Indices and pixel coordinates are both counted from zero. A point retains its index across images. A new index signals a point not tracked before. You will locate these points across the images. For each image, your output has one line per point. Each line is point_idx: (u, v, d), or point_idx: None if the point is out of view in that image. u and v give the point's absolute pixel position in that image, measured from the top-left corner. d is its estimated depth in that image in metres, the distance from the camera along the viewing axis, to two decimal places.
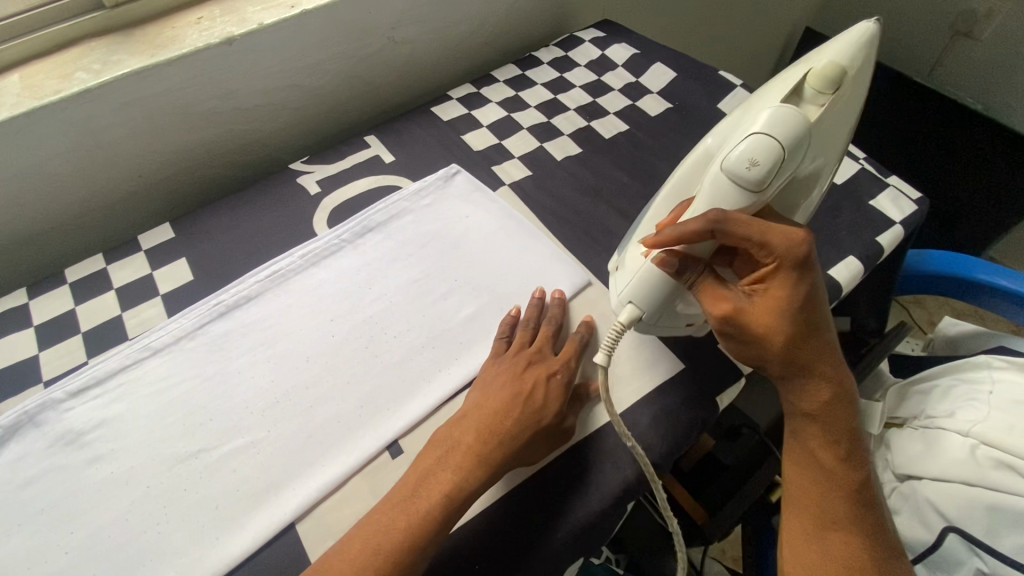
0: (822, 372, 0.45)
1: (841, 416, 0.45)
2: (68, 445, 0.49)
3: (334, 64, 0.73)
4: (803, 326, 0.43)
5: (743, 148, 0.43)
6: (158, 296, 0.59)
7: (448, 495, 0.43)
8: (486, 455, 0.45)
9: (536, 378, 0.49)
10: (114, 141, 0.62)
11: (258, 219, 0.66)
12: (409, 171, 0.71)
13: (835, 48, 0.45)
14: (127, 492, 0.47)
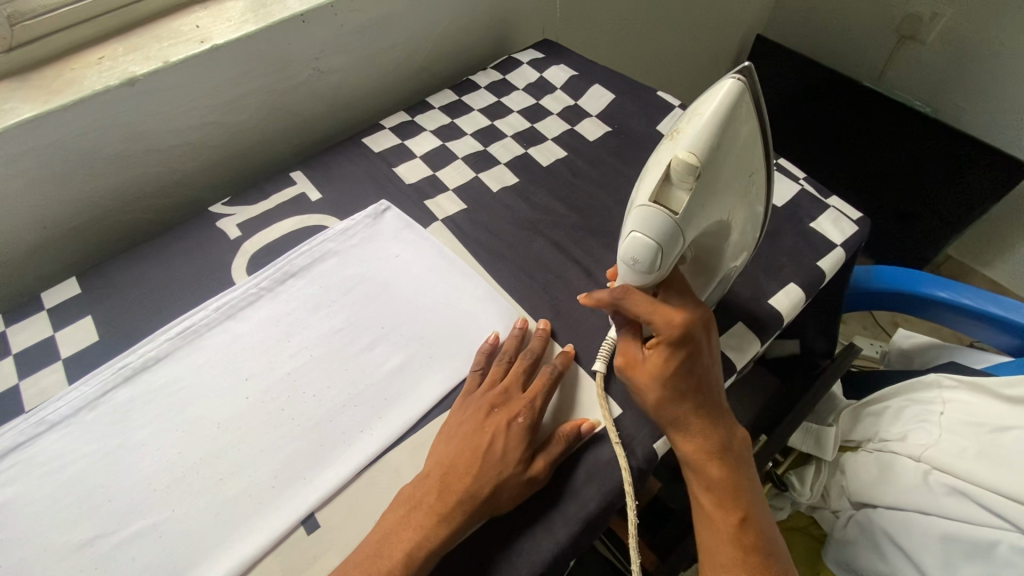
0: (705, 430, 0.44)
1: (726, 470, 0.44)
2: None
3: (256, 99, 0.70)
4: (680, 391, 0.43)
5: (625, 245, 0.41)
6: (59, 361, 0.55)
7: (408, 555, 0.41)
8: (446, 513, 0.42)
9: (495, 423, 0.46)
10: (9, 194, 0.58)
11: (174, 269, 0.62)
12: (337, 210, 0.68)
13: (699, 121, 0.37)
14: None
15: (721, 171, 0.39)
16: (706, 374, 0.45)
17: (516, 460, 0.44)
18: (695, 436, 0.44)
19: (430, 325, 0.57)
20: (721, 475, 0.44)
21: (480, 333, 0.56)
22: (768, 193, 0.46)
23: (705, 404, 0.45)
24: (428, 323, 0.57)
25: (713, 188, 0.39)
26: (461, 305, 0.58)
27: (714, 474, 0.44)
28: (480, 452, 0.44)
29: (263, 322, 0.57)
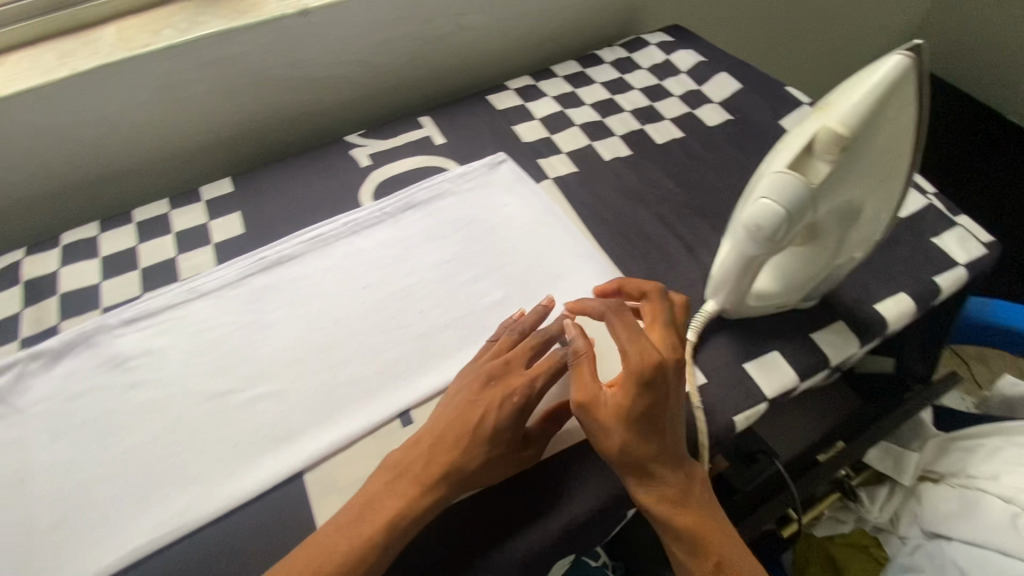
0: (671, 475, 0.44)
1: (693, 512, 0.44)
2: (115, 369, 0.53)
3: (401, 44, 0.75)
4: (641, 428, 0.43)
5: (751, 210, 0.42)
6: (210, 245, 0.63)
7: (390, 523, 0.41)
8: (429, 486, 0.42)
9: (491, 403, 0.45)
10: (191, 96, 0.67)
11: (311, 184, 0.69)
12: (457, 155, 0.72)
13: (852, 98, 0.38)
14: (159, 420, 0.50)
15: (862, 152, 0.39)
16: (668, 414, 0.44)
17: (512, 438, 0.45)
18: (664, 483, 0.44)
19: (529, 272, 0.60)
20: (690, 519, 0.44)
21: (577, 286, 0.58)
22: (903, 194, 0.46)
23: (670, 449, 0.44)
24: (528, 269, 0.60)
25: (849, 168, 0.40)
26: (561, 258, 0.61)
27: (682, 520, 0.44)
28: (468, 432, 0.44)
29: (381, 243, 0.63)
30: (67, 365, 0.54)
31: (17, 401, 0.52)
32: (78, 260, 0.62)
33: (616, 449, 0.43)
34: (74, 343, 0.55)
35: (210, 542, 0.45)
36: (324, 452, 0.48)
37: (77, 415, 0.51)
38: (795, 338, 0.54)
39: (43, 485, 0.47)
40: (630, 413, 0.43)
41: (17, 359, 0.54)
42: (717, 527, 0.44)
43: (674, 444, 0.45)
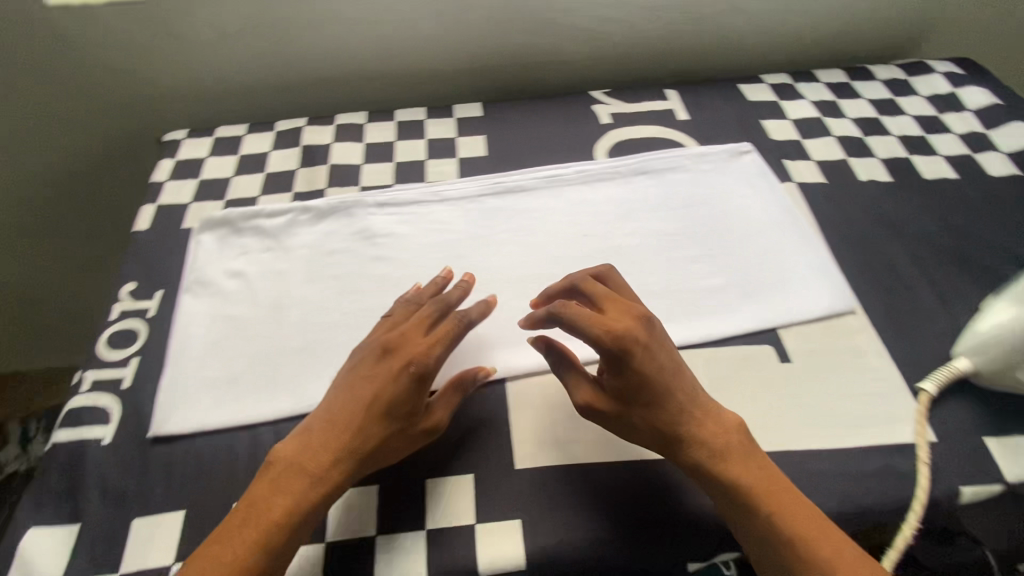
0: (701, 437, 0.41)
1: (738, 468, 0.40)
2: (364, 240, 0.60)
3: (672, 15, 0.75)
4: (641, 399, 0.42)
5: None
6: (455, 158, 0.68)
7: (287, 517, 0.38)
8: (336, 474, 0.40)
9: (395, 384, 0.42)
10: (474, 20, 0.72)
11: (553, 127, 0.71)
12: (699, 135, 0.70)
13: None
14: (392, 295, 0.56)
15: None
16: (660, 379, 0.42)
17: (418, 414, 0.43)
18: (694, 446, 0.41)
19: (757, 268, 0.57)
20: (734, 476, 0.40)
21: (805, 295, 0.55)
22: None
23: (693, 408, 0.42)
24: (757, 265, 0.57)
25: None
26: (794, 265, 0.57)
27: (731, 472, 0.40)
28: (378, 411, 0.41)
29: (609, 198, 0.63)
30: (328, 224, 0.61)
31: (285, 242, 0.60)
32: (347, 140, 0.70)
33: (647, 431, 0.42)
34: (336, 209, 0.62)
35: None
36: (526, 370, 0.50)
37: (326, 269, 0.58)
38: None
39: (292, 317, 0.54)
40: (631, 395, 0.42)
41: (291, 207, 0.62)
42: (769, 480, 0.40)
43: (684, 407, 0.42)
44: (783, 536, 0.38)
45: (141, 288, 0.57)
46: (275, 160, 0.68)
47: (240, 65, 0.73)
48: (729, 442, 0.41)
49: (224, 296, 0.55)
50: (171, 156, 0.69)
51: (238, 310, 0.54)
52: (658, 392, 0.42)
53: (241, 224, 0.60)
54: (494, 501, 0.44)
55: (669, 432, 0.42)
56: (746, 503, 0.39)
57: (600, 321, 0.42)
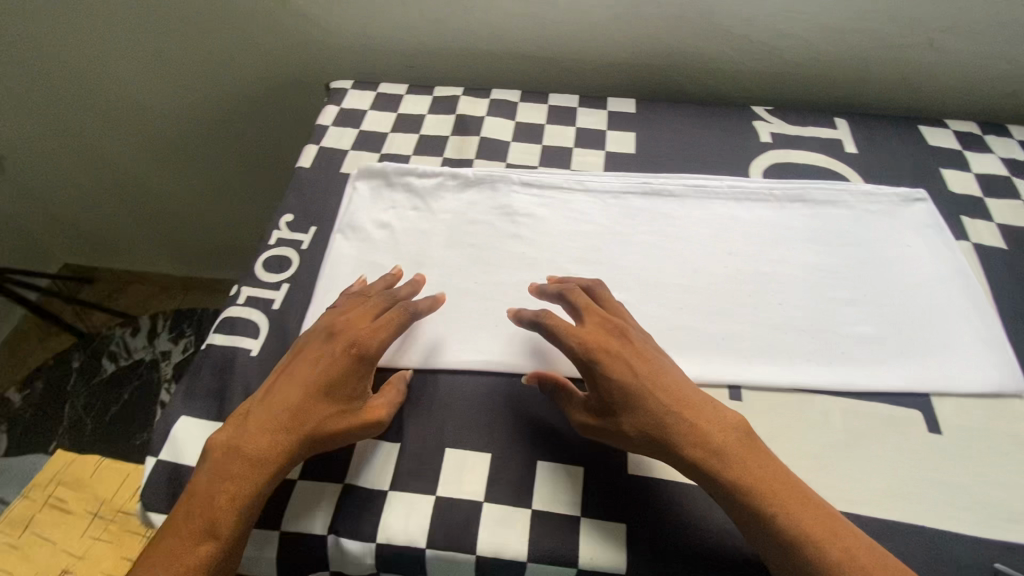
0: (695, 435, 0.41)
1: (736, 465, 0.40)
2: (504, 215, 0.61)
3: (859, 40, 0.70)
4: (625, 405, 0.42)
5: None
6: (603, 151, 0.68)
7: (239, 500, 0.40)
8: (281, 459, 0.42)
9: (337, 368, 0.44)
10: (647, 16, 0.71)
11: (707, 136, 0.69)
12: (866, 171, 0.65)
13: None
14: (525, 275, 0.56)
15: None
16: (640, 390, 0.42)
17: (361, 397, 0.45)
18: (693, 447, 0.41)
19: (915, 328, 0.53)
20: (734, 471, 0.40)
21: (966, 365, 0.50)
22: None
23: (676, 406, 0.42)
24: (913, 322, 0.53)
25: None
26: (958, 330, 0.52)
27: (730, 464, 0.40)
28: (321, 391, 0.44)
29: (759, 221, 0.60)
30: (472, 194, 0.62)
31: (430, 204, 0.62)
32: (499, 114, 0.71)
33: (634, 437, 0.42)
34: (481, 180, 0.63)
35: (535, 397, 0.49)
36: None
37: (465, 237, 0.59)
38: None
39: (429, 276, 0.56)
40: (612, 403, 0.43)
41: (441, 172, 0.64)
42: (772, 478, 0.40)
43: (671, 411, 0.42)
44: (788, 534, 0.38)
45: (298, 221, 0.61)
46: (430, 124, 0.71)
47: (411, 27, 0.76)
48: (725, 439, 0.41)
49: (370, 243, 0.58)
50: (335, 104, 0.73)
51: (381, 260, 0.57)
52: (637, 397, 0.42)
53: (394, 178, 0.63)
54: (581, 499, 0.44)
55: (659, 437, 0.41)
56: (749, 499, 0.39)
57: (573, 332, 0.46)
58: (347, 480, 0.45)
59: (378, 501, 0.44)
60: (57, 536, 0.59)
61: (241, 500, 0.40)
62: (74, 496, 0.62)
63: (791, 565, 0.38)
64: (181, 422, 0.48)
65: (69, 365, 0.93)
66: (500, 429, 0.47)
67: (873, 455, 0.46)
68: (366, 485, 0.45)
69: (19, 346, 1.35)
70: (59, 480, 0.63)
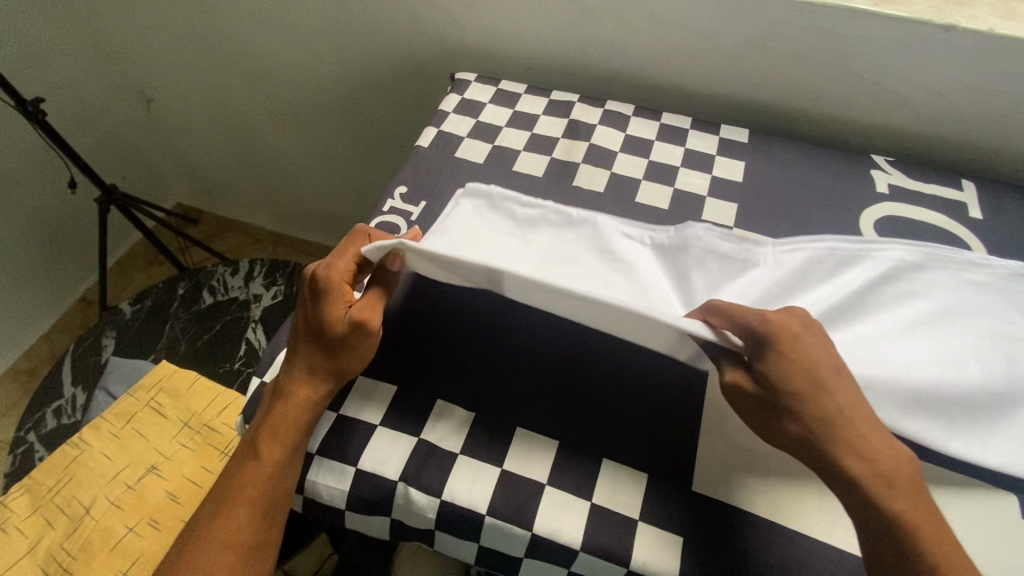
0: (867, 452, 0.40)
1: (896, 493, 0.39)
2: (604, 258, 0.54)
3: (1004, 103, 0.66)
4: (805, 398, 0.41)
5: None
6: (709, 174, 0.68)
7: (275, 438, 0.46)
8: (293, 397, 0.47)
9: (313, 306, 0.49)
10: (776, 49, 0.71)
11: (818, 177, 0.68)
12: (988, 239, 0.62)
13: None
14: None
15: None
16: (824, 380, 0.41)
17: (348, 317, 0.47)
18: (859, 460, 0.40)
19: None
20: (892, 499, 0.39)
21: None
22: None
23: (855, 421, 0.41)
24: None
25: None
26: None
27: (893, 495, 0.39)
28: (308, 331, 0.49)
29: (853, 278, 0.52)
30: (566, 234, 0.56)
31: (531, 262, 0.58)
32: (611, 124, 0.73)
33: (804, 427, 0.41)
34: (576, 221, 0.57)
35: (606, 401, 0.49)
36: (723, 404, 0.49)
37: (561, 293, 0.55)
38: None
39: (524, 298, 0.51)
40: (796, 388, 0.41)
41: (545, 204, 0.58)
42: (925, 522, 0.39)
43: (852, 416, 0.41)
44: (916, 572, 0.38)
45: (410, 194, 0.65)
46: (544, 124, 0.74)
47: (540, 32, 0.80)
48: (898, 469, 0.40)
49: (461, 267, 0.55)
50: (458, 92, 0.78)
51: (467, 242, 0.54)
52: (823, 388, 0.41)
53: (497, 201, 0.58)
54: (636, 503, 0.45)
55: (833, 442, 0.40)
56: (897, 530, 0.39)
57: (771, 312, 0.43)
58: (420, 435, 0.48)
59: (447, 460, 0.46)
60: (152, 435, 0.66)
61: (278, 441, 0.46)
62: (171, 403, 0.69)
63: None
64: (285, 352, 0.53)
65: (175, 289, 1.03)
66: (570, 421, 0.49)
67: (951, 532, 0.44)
68: (437, 444, 0.47)
69: (129, 267, 1.50)
70: (160, 387, 0.70)
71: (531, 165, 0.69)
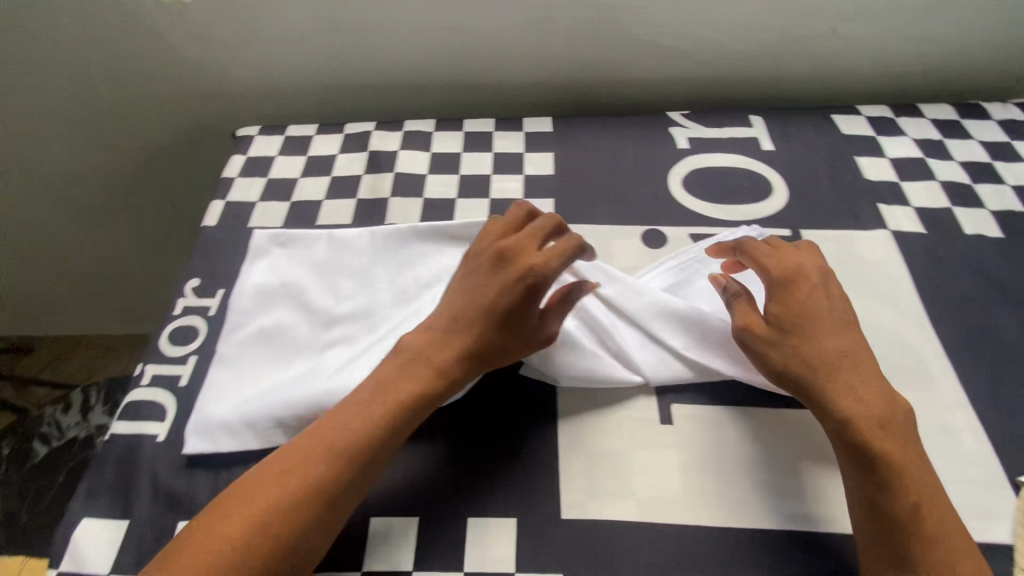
0: (879, 383, 0.43)
1: (888, 441, 0.40)
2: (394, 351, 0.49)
3: (764, 35, 0.70)
4: (840, 320, 0.46)
5: None
6: (522, 174, 0.66)
7: (274, 519, 0.37)
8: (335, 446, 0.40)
9: (488, 274, 0.47)
10: (550, 32, 0.70)
11: (623, 149, 0.68)
12: (782, 167, 0.65)
13: None
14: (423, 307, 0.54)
15: None
16: (811, 318, 0.45)
17: (490, 297, 0.46)
18: (876, 388, 0.42)
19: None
20: (883, 463, 0.39)
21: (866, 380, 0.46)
22: None
23: (859, 360, 0.44)
24: None
25: None
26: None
27: (886, 434, 0.40)
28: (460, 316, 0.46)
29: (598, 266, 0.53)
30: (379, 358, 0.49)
31: (336, 393, 0.46)
32: (413, 147, 0.69)
33: (834, 348, 0.44)
34: (378, 329, 0.53)
35: (459, 452, 0.47)
36: (572, 419, 0.48)
37: None
38: None
39: (391, 310, 0.54)
40: (819, 309, 0.45)
41: (340, 331, 0.53)
42: (907, 498, 0.38)
43: (851, 359, 0.44)
44: (893, 523, 0.38)
45: (205, 285, 0.58)
46: (342, 163, 0.68)
47: (316, 64, 0.74)
48: (898, 415, 0.42)
49: (302, 337, 0.53)
50: (242, 154, 0.70)
51: (289, 339, 0.53)
52: (849, 320, 0.46)
53: (318, 340, 0.52)
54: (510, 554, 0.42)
55: (856, 367, 0.43)
56: (879, 476, 0.39)
57: (806, 262, 0.48)
58: None
59: None
60: None
61: (283, 501, 0.37)
62: None
63: (897, 543, 0.37)
64: (83, 526, 0.44)
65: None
66: (424, 491, 0.45)
67: (823, 474, 0.45)
68: None
69: None
70: None
71: (334, 214, 0.63)
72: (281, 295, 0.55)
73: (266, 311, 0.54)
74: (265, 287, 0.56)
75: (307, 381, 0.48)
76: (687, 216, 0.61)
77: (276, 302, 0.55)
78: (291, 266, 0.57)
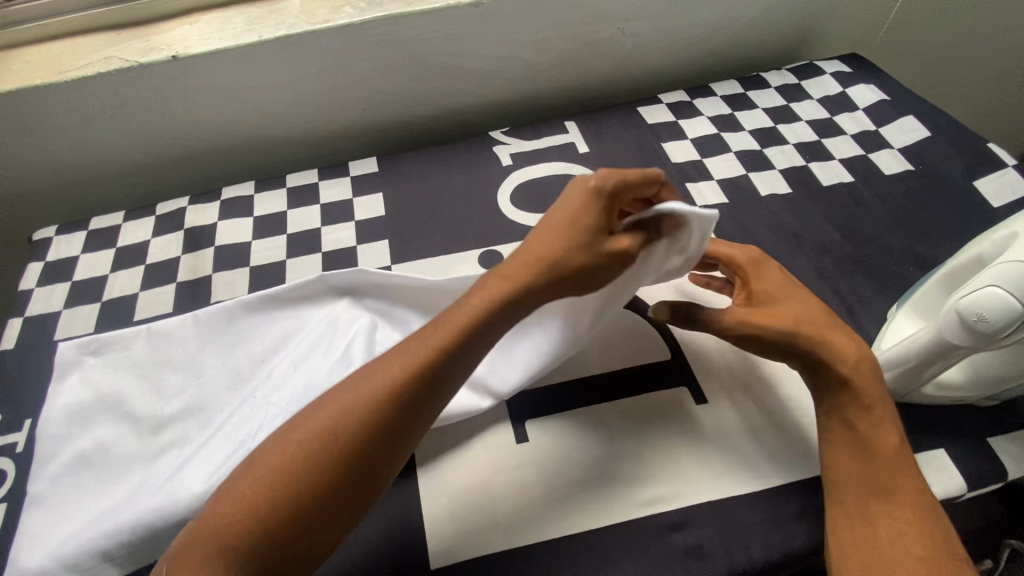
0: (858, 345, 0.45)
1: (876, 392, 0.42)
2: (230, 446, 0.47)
3: (559, 44, 0.73)
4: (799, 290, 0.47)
5: (964, 303, 0.37)
6: (352, 221, 0.65)
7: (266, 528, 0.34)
8: (334, 449, 0.36)
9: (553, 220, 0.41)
10: (354, 74, 0.69)
11: (451, 176, 0.69)
12: (599, 165, 0.69)
13: None
14: (260, 386, 0.51)
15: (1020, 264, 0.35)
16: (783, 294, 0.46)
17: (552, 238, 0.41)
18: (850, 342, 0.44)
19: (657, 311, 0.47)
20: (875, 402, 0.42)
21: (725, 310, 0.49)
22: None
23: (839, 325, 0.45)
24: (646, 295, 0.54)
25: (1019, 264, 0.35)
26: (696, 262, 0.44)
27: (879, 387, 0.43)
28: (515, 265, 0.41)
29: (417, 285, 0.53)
30: (213, 458, 0.46)
31: (167, 509, 0.43)
32: (234, 215, 0.65)
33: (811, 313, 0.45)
34: (213, 424, 0.49)
35: None
36: (431, 463, 0.47)
37: (231, 451, 0.46)
38: (965, 438, 0.47)
39: (227, 397, 0.51)
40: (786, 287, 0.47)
41: (173, 435, 0.49)
42: (884, 431, 0.41)
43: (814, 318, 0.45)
44: (868, 444, 0.41)
45: (9, 418, 0.52)
46: (156, 247, 0.63)
47: (111, 146, 0.68)
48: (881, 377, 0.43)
49: (129, 451, 0.48)
50: (39, 258, 0.63)
51: (114, 457, 0.48)
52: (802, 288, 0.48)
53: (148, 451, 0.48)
54: None
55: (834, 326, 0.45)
56: (870, 412, 0.42)
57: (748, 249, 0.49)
58: None
59: None
60: None
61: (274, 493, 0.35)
62: None
63: (869, 457, 0.41)
64: None
65: None
66: None
67: (670, 454, 0.47)
68: None
69: None
70: None
71: (154, 305, 0.58)
72: (98, 409, 0.50)
73: (84, 432, 0.49)
74: (78, 404, 0.50)
75: (134, 502, 0.44)
76: (519, 231, 0.63)
77: (94, 419, 0.50)
78: (106, 373, 0.52)
